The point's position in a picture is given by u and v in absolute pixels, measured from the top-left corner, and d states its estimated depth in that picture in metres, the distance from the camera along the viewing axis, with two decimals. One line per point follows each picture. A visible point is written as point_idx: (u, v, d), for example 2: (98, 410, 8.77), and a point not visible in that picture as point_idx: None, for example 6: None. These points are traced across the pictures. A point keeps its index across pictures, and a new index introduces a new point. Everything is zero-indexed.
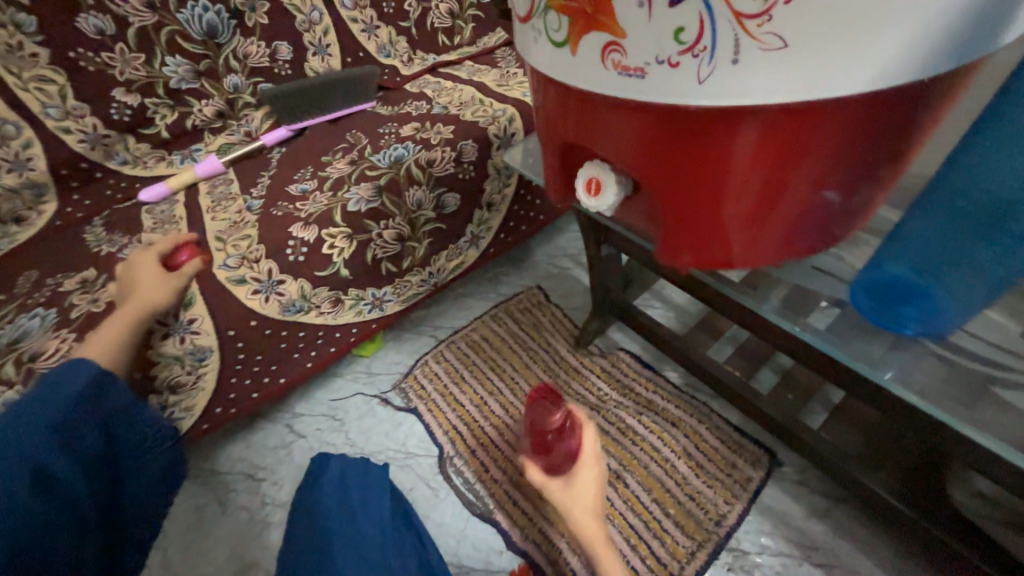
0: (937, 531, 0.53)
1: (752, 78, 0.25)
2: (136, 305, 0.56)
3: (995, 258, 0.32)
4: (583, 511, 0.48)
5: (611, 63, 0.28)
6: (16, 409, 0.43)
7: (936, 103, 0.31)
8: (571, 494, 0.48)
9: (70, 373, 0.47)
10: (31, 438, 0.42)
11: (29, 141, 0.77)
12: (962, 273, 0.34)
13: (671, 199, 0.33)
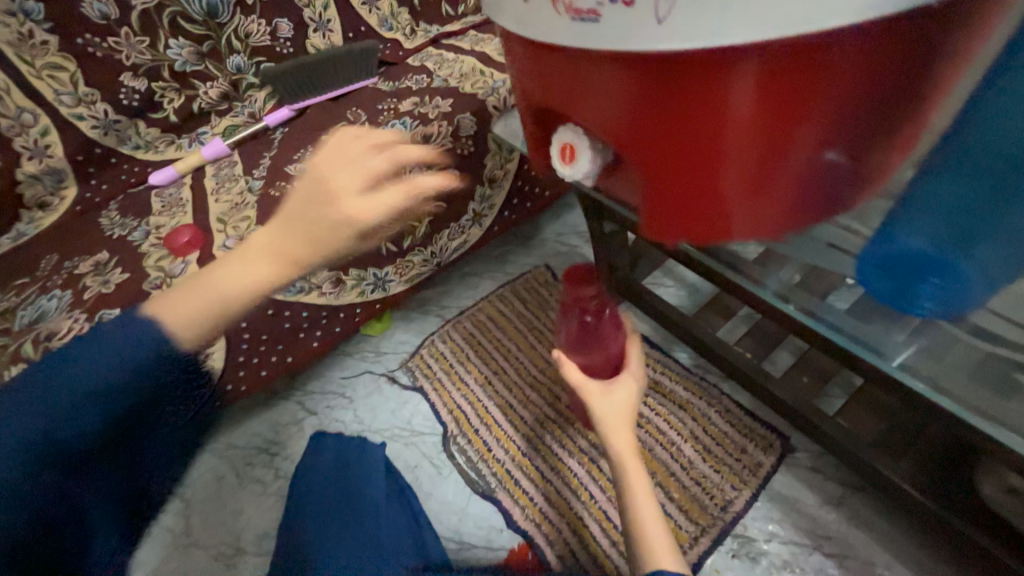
0: (956, 521, 0.49)
1: (712, 12, 0.22)
2: (295, 268, 0.35)
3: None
4: (618, 419, 0.48)
5: (565, 8, 0.25)
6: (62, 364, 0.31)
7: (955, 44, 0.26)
8: (608, 397, 0.48)
9: (133, 334, 0.33)
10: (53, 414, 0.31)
11: (46, 129, 0.79)
12: (992, 239, 0.28)
13: (654, 165, 0.30)
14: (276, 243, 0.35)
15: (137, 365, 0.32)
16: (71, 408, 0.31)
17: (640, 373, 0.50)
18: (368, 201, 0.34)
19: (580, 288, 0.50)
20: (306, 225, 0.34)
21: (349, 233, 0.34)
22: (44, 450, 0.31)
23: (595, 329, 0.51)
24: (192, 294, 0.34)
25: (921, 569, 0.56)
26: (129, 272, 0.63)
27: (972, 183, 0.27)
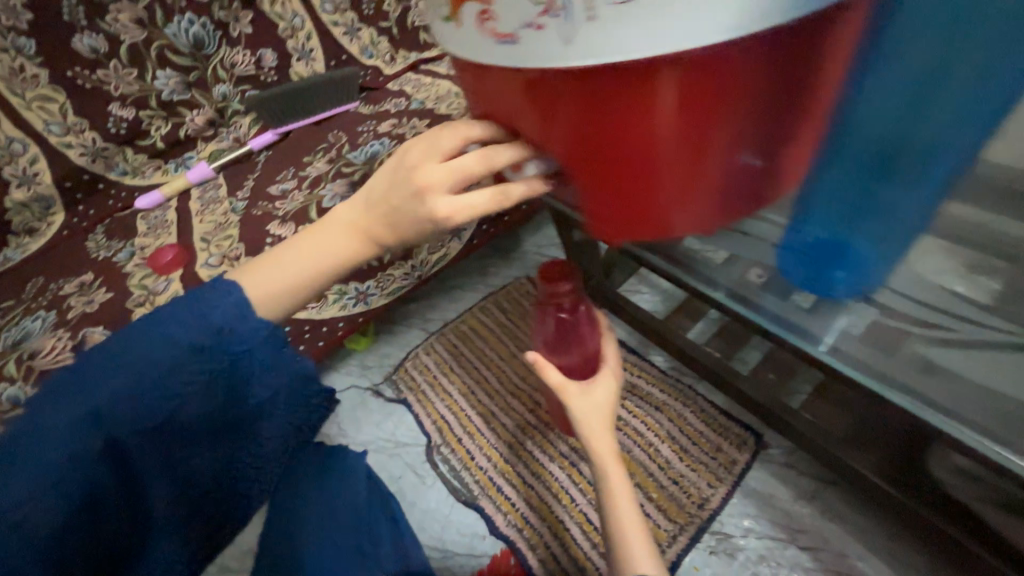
0: (929, 513, 0.51)
1: (614, 36, 0.22)
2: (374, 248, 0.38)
3: (908, 208, 0.31)
4: (598, 419, 0.49)
5: (487, 31, 0.25)
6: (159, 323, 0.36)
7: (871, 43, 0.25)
8: (589, 398, 0.50)
9: (220, 302, 0.37)
10: (136, 370, 0.35)
11: (36, 157, 0.82)
12: (874, 225, 0.33)
13: (587, 172, 0.30)
14: (353, 227, 0.38)
15: (238, 321, 0.37)
16: (178, 355, 0.36)
17: (618, 371, 0.52)
18: (457, 202, 0.33)
19: (554, 284, 0.49)
20: (388, 217, 0.36)
21: (431, 230, 0.35)
22: (148, 389, 0.35)
23: (572, 326, 0.51)
24: (281, 273, 0.39)
25: (892, 557, 0.58)
26: (113, 291, 0.65)
27: (847, 180, 0.32)
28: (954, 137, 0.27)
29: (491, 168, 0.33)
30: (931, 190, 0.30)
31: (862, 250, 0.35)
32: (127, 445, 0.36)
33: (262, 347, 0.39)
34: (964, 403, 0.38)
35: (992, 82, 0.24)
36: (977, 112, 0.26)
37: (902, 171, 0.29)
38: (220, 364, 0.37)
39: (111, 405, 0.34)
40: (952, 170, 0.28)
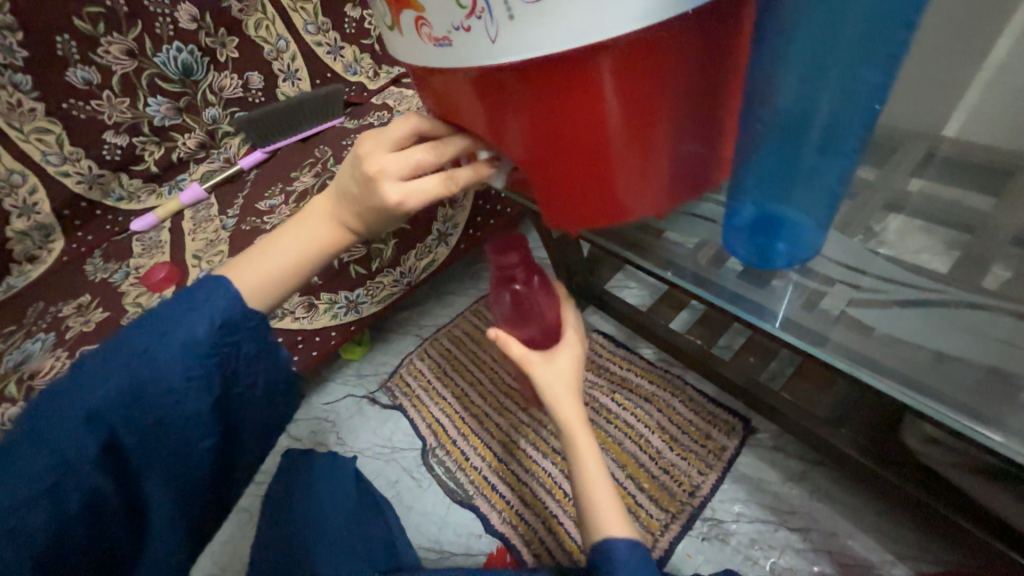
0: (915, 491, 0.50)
1: (532, 32, 0.24)
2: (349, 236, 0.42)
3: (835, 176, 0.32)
4: (564, 385, 0.50)
5: (424, 37, 0.27)
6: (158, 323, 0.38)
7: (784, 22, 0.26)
8: (553, 366, 0.50)
9: (208, 299, 0.38)
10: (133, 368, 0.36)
11: (34, 188, 0.85)
12: (801, 189, 0.33)
13: (538, 162, 0.31)
14: (331, 217, 0.41)
15: (221, 317, 0.38)
16: (168, 354, 0.37)
17: (579, 337, 0.53)
18: (401, 189, 0.35)
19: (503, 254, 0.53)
20: (354, 206, 0.39)
21: (387, 215, 0.38)
22: (145, 386, 0.36)
23: (525, 296, 0.55)
24: (263, 266, 0.41)
25: (882, 535, 0.58)
26: (109, 310, 0.67)
27: (767, 147, 0.32)
28: (866, 95, 0.27)
29: (441, 158, 0.35)
30: (849, 152, 0.30)
31: (796, 216, 0.35)
32: (129, 443, 0.37)
33: (246, 339, 0.40)
34: (921, 368, 0.38)
35: (894, 44, 0.25)
36: (883, 69, 0.26)
37: (824, 142, 0.30)
38: (208, 359, 0.38)
39: (109, 402, 0.36)
40: (866, 130, 0.29)
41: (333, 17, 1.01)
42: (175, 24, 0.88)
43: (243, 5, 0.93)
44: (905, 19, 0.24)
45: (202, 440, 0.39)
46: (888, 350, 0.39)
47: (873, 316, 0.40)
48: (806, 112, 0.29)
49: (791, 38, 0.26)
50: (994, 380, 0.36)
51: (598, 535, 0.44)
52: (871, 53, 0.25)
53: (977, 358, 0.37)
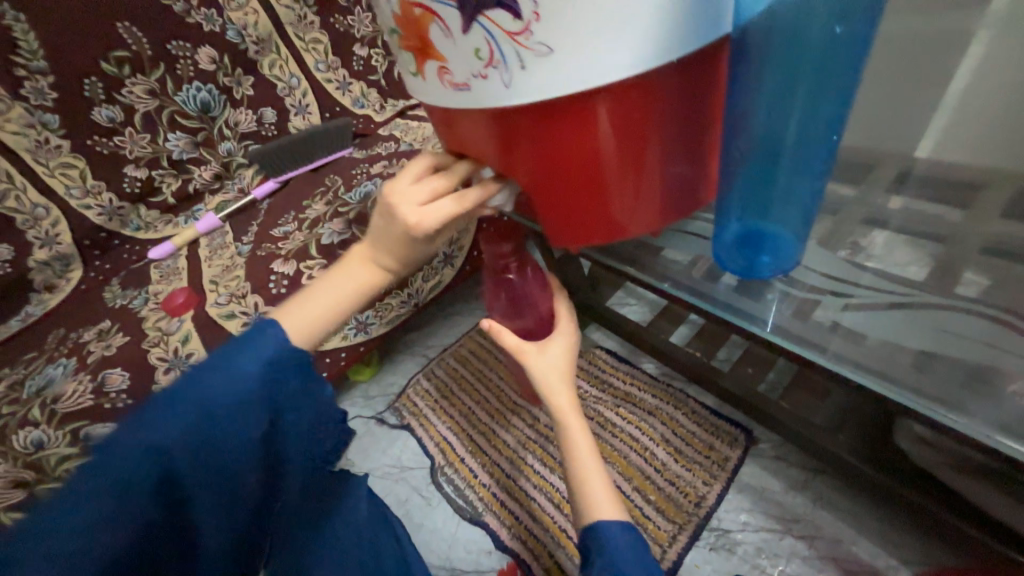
0: (931, 505, 0.50)
1: (542, 81, 0.28)
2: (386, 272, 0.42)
3: (806, 193, 0.36)
4: (556, 375, 0.49)
5: (446, 83, 0.31)
6: (208, 370, 0.36)
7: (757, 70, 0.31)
8: (544, 357, 0.50)
9: (258, 344, 0.37)
10: (186, 419, 0.34)
11: (57, 220, 0.89)
12: (780, 207, 0.37)
13: (541, 188, 0.35)
14: (368, 251, 0.42)
15: (272, 362, 0.37)
16: (222, 389, 0.35)
17: (572, 329, 0.51)
18: (418, 212, 0.37)
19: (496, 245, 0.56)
20: (386, 239, 0.40)
21: (411, 238, 0.39)
22: (197, 435, 0.35)
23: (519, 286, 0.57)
24: (310, 307, 0.40)
25: (885, 540, 0.59)
26: (129, 335, 0.69)
27: (747, 171, 0.36)
28: (828, 126, 0.32)
29: (457, 180, 0.39)
30: (818, 172, 0.35)
31: (776, 230, 0.39)
32: (181, 485, 0.35)
33: (295, 381, 0.38)
34: (906, 368, 0.41)
35: (845, 85, 0.30)
36: (838, 105, 0.31)
37: (794, 165, 0.34)
38: (260, 395, 0.36)
39: (158, 453, 0.33)
40: (831, 154, 0.34)
41: (342, 55, 1.08)
42: (195, 66, 0.94)
43: (259, 47, 1.00)
44: (852, 66, 0.29)
45: (249, 471, 0.38)
46: (873, 354, 0.42)
47: (856, 320, 0.44)
48: (779, 140, 0.33)
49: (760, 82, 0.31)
50: (975, 377, 0.39)
51: (590, 520, 0.45)
52: (828, 94, 0.30)
53: (961, 356, 0.40)
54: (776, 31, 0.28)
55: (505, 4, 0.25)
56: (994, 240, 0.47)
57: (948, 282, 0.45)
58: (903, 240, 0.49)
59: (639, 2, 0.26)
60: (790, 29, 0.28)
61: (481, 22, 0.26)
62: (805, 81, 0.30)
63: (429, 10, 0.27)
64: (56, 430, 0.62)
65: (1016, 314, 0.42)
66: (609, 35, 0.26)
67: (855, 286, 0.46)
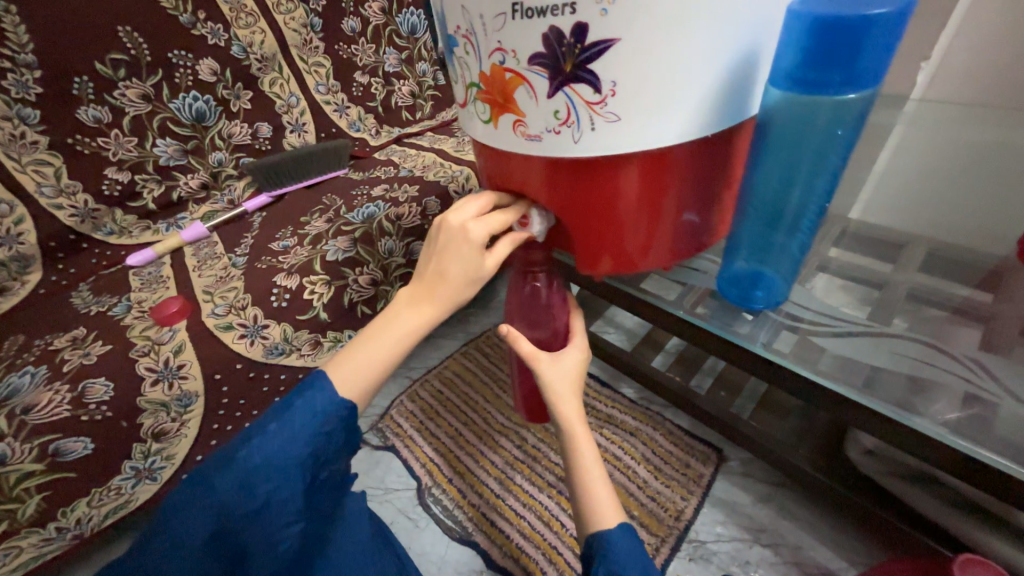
0: (867, 504, 0.60)
1: (607, 142, 0.35)
2: (436, 308, 0.42)
3: (796, 245, 0.47)
4: (566, 384, 0.51)
5: (519, 133, 0.37)
6: (267, 424, 0.39)
7: (766, 148, 0.41)
8: (557, 366, 0.51)
9: (319, 396, 0.40)
10: (240, 471, 0.37)
11: (22, 218, 0.81)
12: (777, 253, 0.49)
13: (580, 223, 0.41)
14: (416, 294, 0.42)
15: (324, 411, 0.39)
16: (280, 442, 0.38)
17: (584, 344, 0.55)
18: (484, 227, 0.41)
19: (529, 251, 0.52)
20: (441, 261, 0.41)
21: (469, 247, 0.41)
22: (250, 486, 0.37)
23: (542, 297, 0.55)
24: (357, 357, 0.41)
25: (836, 544, 0.67)
26: (111, 343, 0.66)
27: (754, 222, 0.47)
28: (818, 194, 0.43)
29: (515, 215, 0.42)
30: (805, 229, 0.46)
31: (770, 271, 0.50)
32: (230, 531, 0.38)
33: (338, 429, 0.40)
34: (864, 379, 0.50)
35: (833, 166, 0.41)
36: (826, 180, 0.42)
37: (789, 224, 0.45)
38: (310, 444, 0.39)
39: (221, 503, 0.37)
40: (816, 216, 0.45)
41: (342, 80, 1.11)
42: (195, 76, 0.92)
43: (262, 64, 0.99)
44: (839, 154, 0.40)
45: (290, 530, 0.39)
46: (837, 368, 0.51)
47: (823, 340, 0.54)
48: (782, 202, 0.44)
49: (770, 159, 0.41)
50: (918, 386, 0.49)
51: (594, 524, 0.46)
52: (820, 171, 0.41)
53: (902, 369, 0.50)
54: (787, 122, 0.39)
55: (589, 81, 0.32)
56: (917, 287, 0.59)
57: (883, 318, 0.56)
58: (841, 284, 0.61)
59: (687, 92, 0.34)
60: (799, 122, 0.38)
61: (565, 90, 0.33)
62: (804, 164, 0.41)
63: (520, 75, 0.34)
64: (23, 444, 0.57)
65: (938, 344, 0.52)
66: (666, 113, 0.34)
67: (808, 312, 0.56)
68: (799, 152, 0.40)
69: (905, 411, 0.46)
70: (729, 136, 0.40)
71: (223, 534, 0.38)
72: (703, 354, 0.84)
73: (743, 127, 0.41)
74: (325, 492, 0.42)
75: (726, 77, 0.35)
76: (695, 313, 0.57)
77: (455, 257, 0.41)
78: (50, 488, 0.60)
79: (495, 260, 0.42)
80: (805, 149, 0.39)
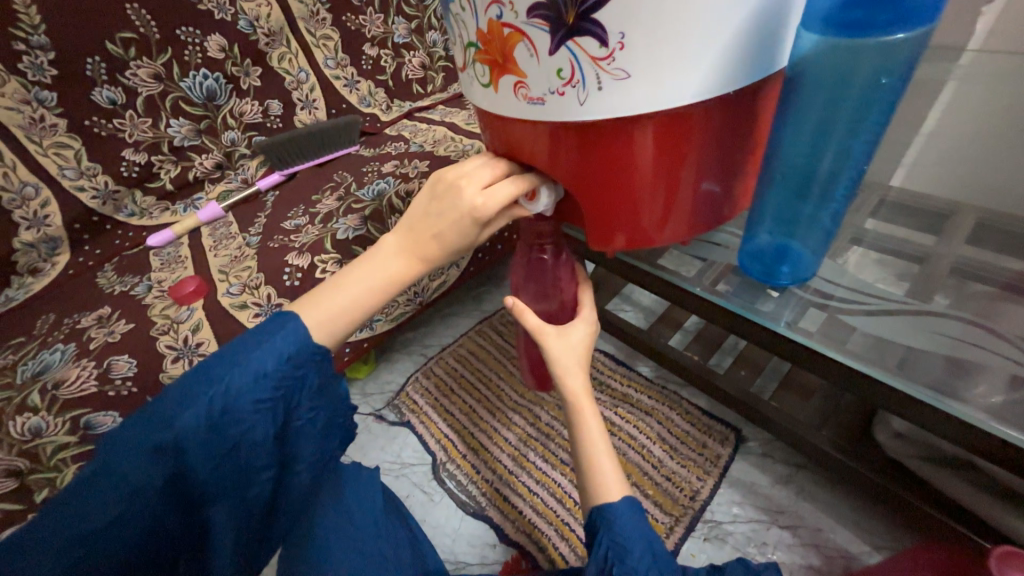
0: (897, 488, 0.57)
1: (615, 103, 0.32)
2: (418, 263, 0.43)
3: (827, 215, 0.43)
4: (574, 361, 0.49)
5: (521, 96, 0.34)
6: (234, 364, 0.39)
7: (794, 108, 0.37)
8: (565, 340, 0.50)
9: (287, 336, 0.40)
10: (203, 412, 0.38)
11: (47, 200, 0.83)
12: (806, 224, 0.45)
13: (590, 194, 0.38)
14: (403, 244, 0.43)
15: (291, 351, 0.40)
16: (248, 382, 0.39)
17: (593, 320, 0.53)
18: (483, 192, 0.39)
19: (536, 225, 0.50)
20: (437, 215, 0.41)
21: (473, 224, 0.39)
22: (219, 426, 0.38)
23: (550, 269, 0.53)
24: (335, 299, 0.42)
25: (859, 527, 0.65)
26: (134, 322, 0.68)
27: (780, 190, 0.43)
28: (854, 157, 0.39)
29: (524, 188, 0.39)
30: (838, 197, 0.42)
31: (796, 244, 0.47)
32: (188, 473, 0.38)
33: (312, 371, 0.42)
34: (897, 358, 0.47)
35: (872, 126, 0.37)
36: (864, 142, 0.38)
37: (818, 192, 0.42)
38: (279, 388, 0.40)
39: (178, 445, 0.37)
40: (852, 183, 0.41)
41: (352, 53, 1.08)
42: (204, 53, 0.91)
43: (269, 39, 0.97)
44: (880, 111, 0.36)
45: (262, 467, 0.42)
46: (867, 347, 0.48)
47: (853, 317, 0.50)
48: (812, 167, 0.40)
49: (800, 117, 0.38)
50: (956, 367, 0.46)
51: (596, 498, 0.45)
52: (858, 132, 0.37)
53: (941, 349, 0.47)
54: (823, 73, 0.34)
55: (594, 33, 0.30)
56: (961, 260, 0.54)
57: (922, 294, 0.52)
58: (880, 260, 0.56)
59: (706, 42, 0.30)
60: (831, 76, 0.34)
61: (569, 46, 0.30)
62: (840, 121, 0.37)
63: (520, 31, 0.31)
64: (56, 417, 0.60)
65: (983, 322, 0.48)
66: (682, 67, 0.31)
67: (839, 286, 0.53)
68: (835, 109, 0.36)
69: (938, 393, 0.43)
70: (753, 95, 0.37)
71: (178, 477, 0.38)
72: (723, 333, 0.81)
73: (770, 84, 0.37)
74: (296, 437, 0.43)
75: (751, 25, 0.31)
76: (713, 289, 0.54)
77: (451, 222, 0.40)
78: (85, 459, 0.61)
79: (488, 233, 0.42)
80: (839, 106, 0.36)
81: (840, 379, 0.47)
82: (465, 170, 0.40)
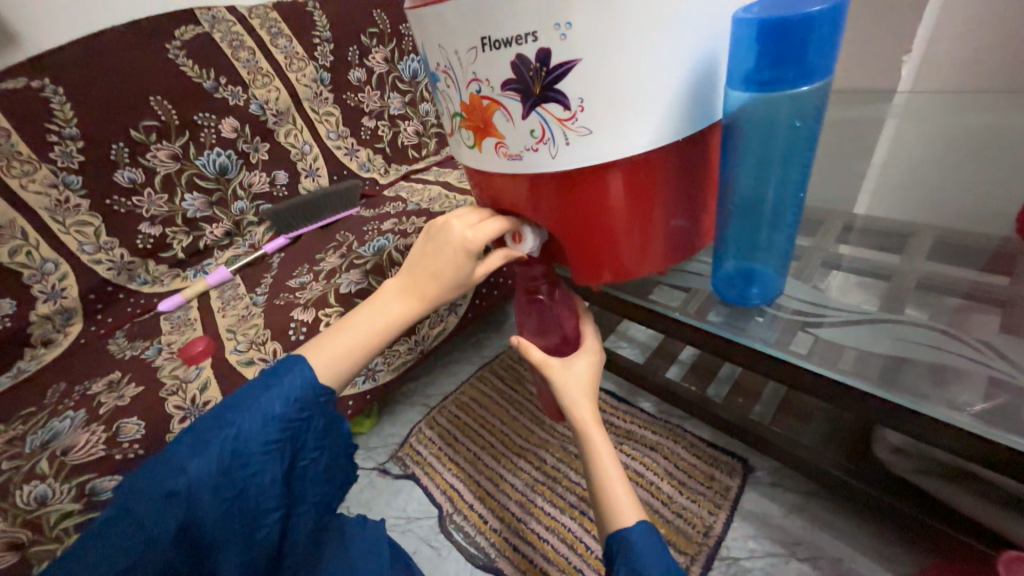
0: (913, 511, 0.56)
1: (581, 154, 0.37)
2: (420, 302, 0.46)
3: (785, 239, 0.48)
4: (578, 389, 0.51)
5: (501, 154, 0.39)
6: (241, 412, 0.41)
7: (737, 147, 0.42)
8: (568, 372, 0.52)
9: (295, 379, 0.43)
10: (214, 459, 0.39)
11: (65, 274, 0.88)
12: (766, 250, 0.49)
13: (573, 237, 0.42)
14: (404, 287, 0.46)
15: (298, 395, 0.42)
16: (256, 426, 0.41)
17: (596, 349, 0.55)
18: (475, 230, 0.43)
19: (529, 269, 0.54)
20: (433, 258, 0.45)
21: (467, 256, 0.43)
22: (229, 471, 0.40)
23: (548, 308, 0.56)
24: (341, 342, 0.45)
25: (879, 555, 0.63)
26: (144, 385, 0.71)
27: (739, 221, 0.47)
28: (794, 185, 0.43)
29: (509, 230, 0.44)
30: (790, 223, 0.46)
31: (763, 268, 0.51)
32: (199, 522, 0.39)
33: (318, 414, 0.44)
34: (876, 370, 0.48)
35: (804, 157, 0.42)
36: (799, 172, 0.43)
37: (772, 220, 0.46)
38: (285, 431, 0.42)
39: (189, 492, 0.38)
40: (798, 209, 0.46)
41: (351, 125, 1.18)
42: (218, 134, 1.00)
43: (277, 118, 1.07)
44: (807, 144, 0.41)
45: (270, 511, 0.42)
46: (851, 361, 0.50)
47: (828, 332, 0.53)
48: (761, 198, 0.45)
49: (742, 156, 0.43)
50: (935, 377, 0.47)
51: (612, 525, 0.45)
52: (792, 164, 0.42)
53: (919, 358, 0.49)
54: (753, 119, 0.40)
55: (558, 100, 0.35)
56: (928, 276, 0.57)
57: (895, 308, 0.54)
58: (855, 281, 0.59)
59: (651, 100, 0.36)
60: (762, 119, 0.40)
61: (538, 110, 0.36)
62: (776, 157, 0.42)
63: (496, 101, 0.37)
64: (63, 484, 0.60)
65: (956, 332, 0.50)
66: (633, 121, 0.36)
67: (828, 307, 0.56)
68: (769, 146, 0.41)
69: (916, 398, 0.45)
70: (701, 140, 0.42)
71: (188, 527, 0.39)
72: (718, 363, 0.83)
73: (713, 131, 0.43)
74: (302, 479, 0.45)
75: (687, 85, 0.37)
76: (698, 315, 0.57)
77: (447, 260, 0.44)
78: (87, 528, 0.60)
79: (484, 268, 0.45)
80: (774, 144, 0.41)
81: (832, 396, 0.49)
82: (451, 215, 0.45)
